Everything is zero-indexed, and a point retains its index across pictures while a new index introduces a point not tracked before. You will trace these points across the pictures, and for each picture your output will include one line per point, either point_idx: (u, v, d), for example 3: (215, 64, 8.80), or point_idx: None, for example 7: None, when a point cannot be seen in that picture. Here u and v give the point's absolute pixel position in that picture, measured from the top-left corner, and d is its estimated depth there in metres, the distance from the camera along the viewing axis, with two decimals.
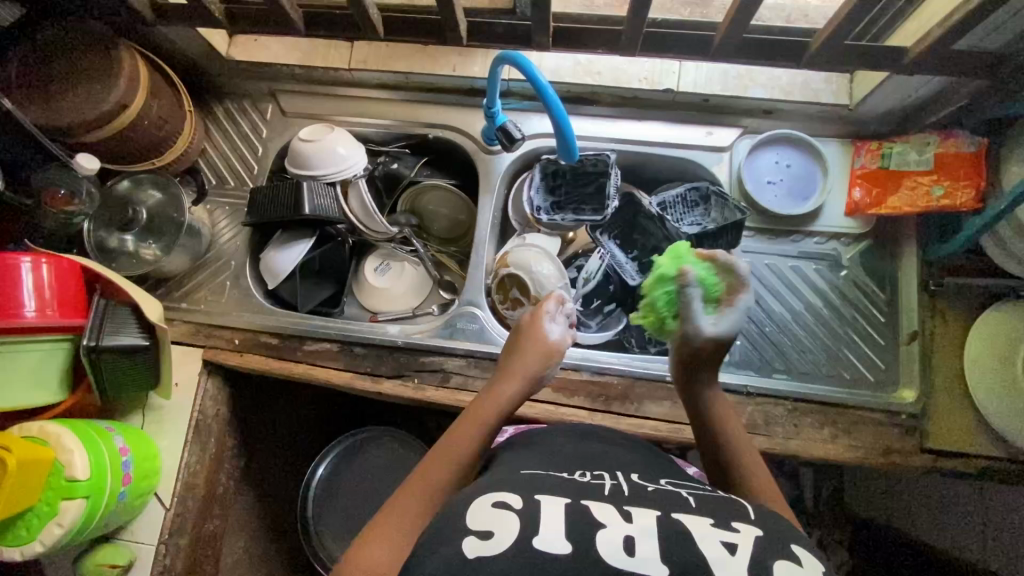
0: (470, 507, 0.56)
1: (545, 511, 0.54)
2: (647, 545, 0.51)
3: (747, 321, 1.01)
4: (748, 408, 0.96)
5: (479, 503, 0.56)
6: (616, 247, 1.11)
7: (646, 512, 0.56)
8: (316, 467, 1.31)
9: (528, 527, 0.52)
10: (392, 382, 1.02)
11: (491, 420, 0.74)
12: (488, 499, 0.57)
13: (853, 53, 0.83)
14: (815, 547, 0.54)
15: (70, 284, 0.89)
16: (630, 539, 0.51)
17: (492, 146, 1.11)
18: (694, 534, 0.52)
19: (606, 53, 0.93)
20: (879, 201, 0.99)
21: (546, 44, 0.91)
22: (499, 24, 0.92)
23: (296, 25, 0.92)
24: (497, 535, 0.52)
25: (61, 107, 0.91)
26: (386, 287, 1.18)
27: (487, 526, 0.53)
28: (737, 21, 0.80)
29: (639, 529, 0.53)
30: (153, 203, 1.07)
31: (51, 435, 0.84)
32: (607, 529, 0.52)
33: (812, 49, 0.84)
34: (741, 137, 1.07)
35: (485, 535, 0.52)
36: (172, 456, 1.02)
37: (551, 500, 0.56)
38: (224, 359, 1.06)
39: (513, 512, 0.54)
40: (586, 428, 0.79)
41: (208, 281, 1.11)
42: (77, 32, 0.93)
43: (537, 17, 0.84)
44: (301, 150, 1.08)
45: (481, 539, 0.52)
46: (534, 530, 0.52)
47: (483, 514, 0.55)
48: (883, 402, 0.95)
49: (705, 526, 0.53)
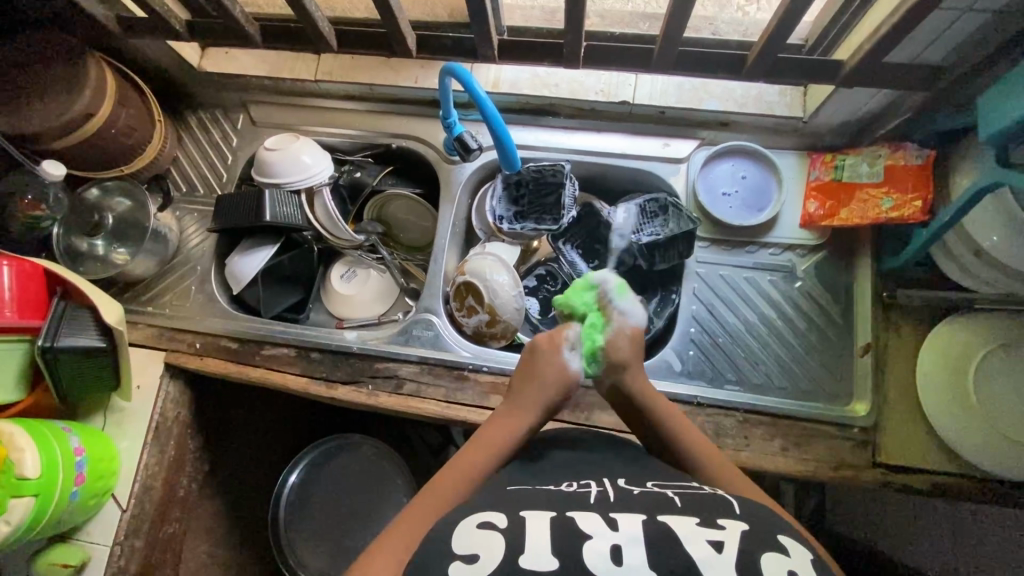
0: (454, 531, 0.56)
1: (531, 531, 0.54)
2: (634, 552, 0.51)
3: (699, 330, 1.02)
4: (698, 418, 0.95)
5: (465, 527, 0.57)
6: (577, 257, 1.14)
7: (634, 517, 0.56)
8: (288, 474, 1.31)
9: (515, 546, 0.53)
10: (346, 388, 1.03)
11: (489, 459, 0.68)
12: (473, 522, 0.57)
13: (794, 67, 0.87)
14: (802, 536, 0.54)
15: (30, 286, 0.92)
16: (617, 548, 0.52)
17: (453, 156, 1.13)
18: (682, 537, 0.52)
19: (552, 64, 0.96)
20: (833, 212, 0.99)
21: (491, 56, 0.95)
22: (446, 38, 0.96)
23: (252, 37, 0.95)
24: (482, 559, 0.52)
25: (28, 116, 0.94)
26: (351, 293, 1.20)
27: (473, 549, 0.53)
28: (673, 34, 0.84)
29: (624, 537, 0.53)
30: (121, 210, 1.10)
31: (4, 433, 0.86)
32: (593, 539, 0.53)
33: (750, 61, 0.88)
34: (698, 148, 1.08)
35: (471, 558, 0.53)
36: (130, 457, 1.03)
37: (537, 515, 0.57)
38: (184, 362, 1.07)
39: (500, 532, 0.55)
40: (554, 436, 0.80)
41: (175, 284, 1.14)
42: (48, 44, 0.97)
43: (481, 31, 0.88)
44: (267, 158, 1.10)
45: (467, 563, 0.52)
46: (520, 546, 0.53)
47: (471, 537, 0.55)
48: (833, 415, 0.94)
49: (692, 529, 0.53)
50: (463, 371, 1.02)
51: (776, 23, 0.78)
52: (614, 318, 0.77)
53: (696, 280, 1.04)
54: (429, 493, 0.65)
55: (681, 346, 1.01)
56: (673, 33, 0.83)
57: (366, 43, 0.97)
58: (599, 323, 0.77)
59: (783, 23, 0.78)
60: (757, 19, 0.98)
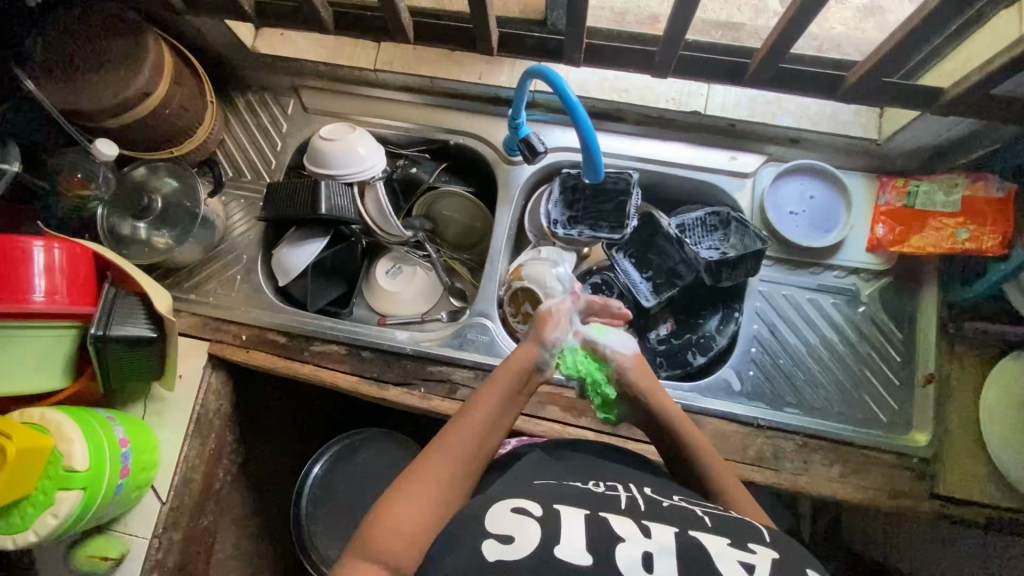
0: (486, 513, 0.56)
1: (566, 522, 0.54)
2: (665, 563, 0.50)
3: (761, 351, 1.00)
4: (756, 440, 0.95)
5: (496, 510, 0.56)
6: (630, 266, 1.11)
7: (666, 527, 0.55)
8: (311, 466, 1.29)
9: (551, 535, 0.52)
10: (398, 390, 1.01)
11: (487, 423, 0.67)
12: (506, 506, 0.56)
13: (890, 91, 0.85)
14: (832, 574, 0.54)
15: (80, 269, 0.87)
16: (648, 556, 0.51)
17: (514, 156, 1.10)
18: (712, 552, 0.52)
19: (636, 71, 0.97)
20: (901, 239, 0.98)
21: (578, 60, 0.95)
22: (529, 37, 0.96)
23: (324, 23, 0.90)
24: (518, 540, 0.52)
25: (83, 91, 0.89)
26: (396, 290, 1.18)
27: (508, 531, 0.53)
28: (781, 48, 0.81)
29: (657, 546, 0.52)
30: (168, 191, 1.06)
31: (51, 423, 0.84)
32: (628, 543, 0.52)
33: (851, 83, 0.86)
34: (765, 164, 1.06)
35: (506, 539, 0.52)
36: (171, 447, 1.01)
37: (571, 510, 0.56)
38: (229, 354, 1.04)
39: (534, 521, 0.54)
40: (622, 457, 0.78)
41: (219, 273, 1.10)
42: (106, 15, 0.91)
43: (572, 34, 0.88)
44: (323, 149, 1.07)
45: (502, 543, 0.52)
46: (556, 537, 0.52)
47: (503, 519, 0.54)
48: (892, 444, 0.94)
49: (725, 549, 0.53)
50: None
51: (894, 46, 0.77)
52: (610, 359, 0.81)
53: (759, 298, 1.02)
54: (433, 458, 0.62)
55: (741, 366, 1.00)
56: (779, 47, 0.82)
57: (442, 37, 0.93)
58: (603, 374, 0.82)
59: (900, 45, 0.76)
60: (831, 33, 0.96)
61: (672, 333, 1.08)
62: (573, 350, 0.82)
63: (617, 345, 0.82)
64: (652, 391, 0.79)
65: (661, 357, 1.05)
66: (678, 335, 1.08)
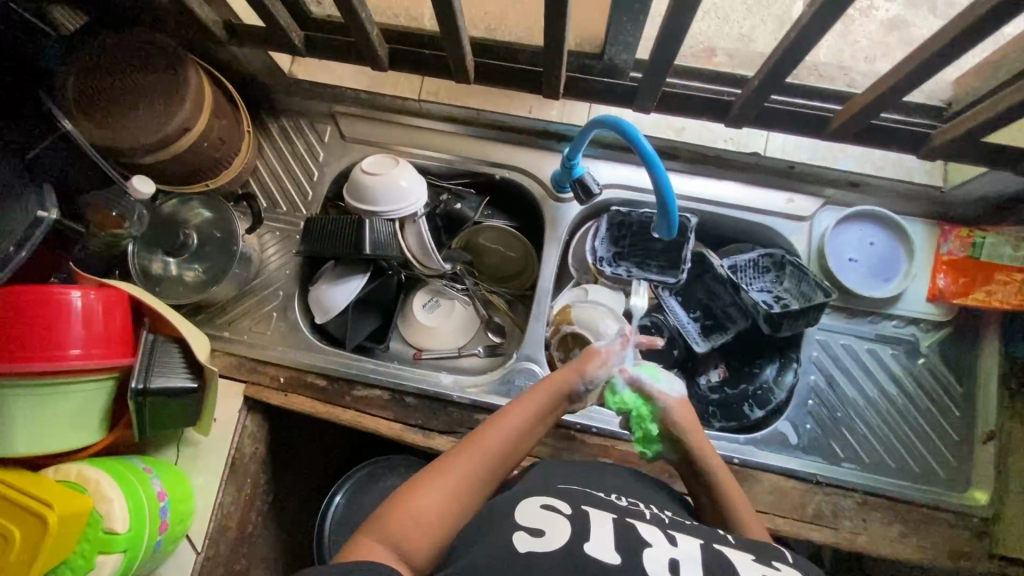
0: (517, 506, 0.62)
1: (594, 525, 0.59)
2: (690, 569, 0.54)
3: (817, 403, 0.98)
4: (815, 497, 0.92)
5: (528, 506, 0.62)
6: (677, 306, 1.07)
7: (691, 539, 0.59)
8: (334, 494, 1.17)
9: (581, 533, 0.57)
10: (444, 439, 0.97)
11: (516, 440, 0.69)
12: (536, 502, 0.62)
13: (981, 149, 0.81)
14: None
15: (117, 317, 0.82)
16: (675, 561, 0.55)
17: (563, 194, 1.06)
18: (737, 564, 0.56)
19: (710, 119, 0.96)
20: (966, 290, 0.96)
21: (647, 109, 0.96)
22: (597, 82, 0.95)
23: (380, 59, 0.87)
24: (546, 533, 0.57)
25: (120, 127, 0.83)
26: (432, 324, 1.15)
27: (538, 524, 0.58)
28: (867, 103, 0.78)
29: (683, 554, 0.56)
30: (200, 222, 1.01)
31: (90, 481, 0.80)
32: (654, 548, 0.56)
33: (935, 141, 0.83)
34: (824, 207, 1.03)
35: (536, 532, 0.57)
36: (206, 496, 0.97)
37: (599, 513, 0.62)
38: (266, 397, 1.00)
39: (564, 518, 0.59)
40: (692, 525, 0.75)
41: (254, 309, 1.06)
42: (144, 44, 0.86)
43: (650, 81, 0.87)
44: (364, 183, 1.01)
45: (530, 535, 0.57)
46: (585, 534, 0.57)
47: (534, 515, 0.60)
48: (951, 502, 0.92)
49: (748, 564, 0.57)
50: (571, 430, 0.97)
51: (999, 108, 0.73)
52: (658, 399, 0.81)
53: (816, 347, 1.01)
54: (454, 459, 0.64)
55: (798, 418, 0.98)
56: (869, 104, 0.78)
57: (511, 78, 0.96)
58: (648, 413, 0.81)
59: (1002, 106, 0.73)
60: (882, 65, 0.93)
61: (724, 380, 1.05)
62: (616, 388, 0.82)
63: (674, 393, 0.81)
64: (692, 427, 0.81)
65: (714, 407, 1.01)
66: (732, 384, 1.04)
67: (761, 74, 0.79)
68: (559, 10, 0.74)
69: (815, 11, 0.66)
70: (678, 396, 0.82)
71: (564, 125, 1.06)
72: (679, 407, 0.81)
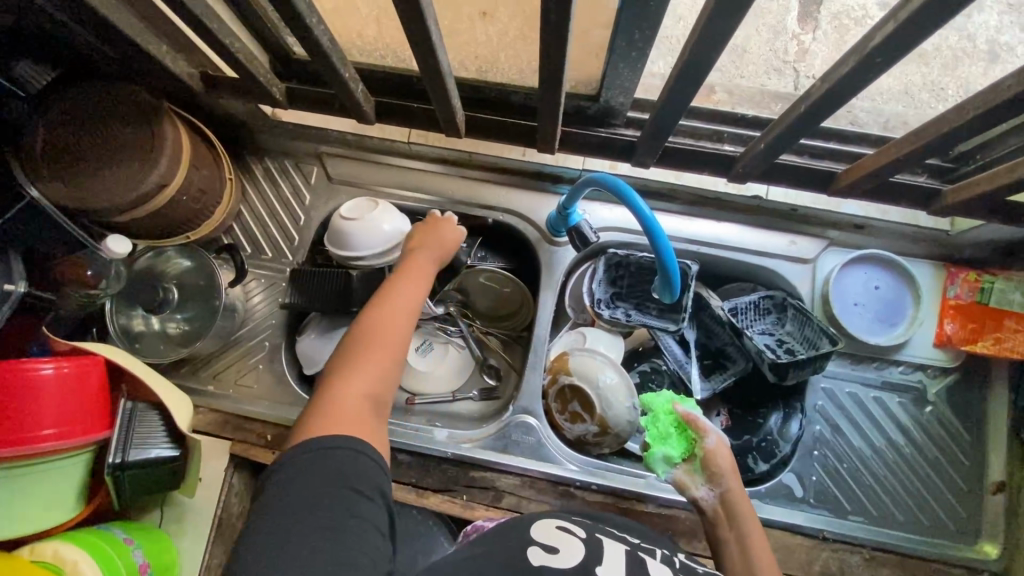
0: (538, 521, 0.67)
1: (606, 554, 0.63)
2: None
3: (823, 453, 0.96)
4: (823, 554, 0.89)
5: (546, 525, 0.66)
6: (673, 344, 1.02)
7: None
8: None
9: (592, 558, 0.61)
10: (439, 497, 0.94)
11: (402, 321, 0.77)
12: (553, 524, 0.66)
13: (996, 207, 0.79)
14: None
15: (93, 388, 0.78)
16: None
17: (559, 237, 1.03)
18: None
19: (712, 173, 0.94)
20: (974, 336, 0.94)
21: (646, 163, 0.93)
22: (594, 135, 0.93)
23: (367, 113, 0.86)
24: (562, 552, 0.61)
25: (91, 186, 0.79)
26: (424, 369, 1.07)
27: (555, 542, 0.62)
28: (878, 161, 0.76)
29: None
30: (179, 273, 0.97)
31: (67, 561, 0.75)
32: None
33: (949, 199, 0.81)
34: (828, 249, 1.00)
35: (553, 549, 0.62)
36: (192, 560, 0.92)
37: (613, 545, 0.66)
38: (254, 456, 0.95)
39: (580, 542, 0.64)
40: None
41: (240, 361, 1.02)
42: (115, 98, 0.81)
43: (651, 138, 0.85)
44: (344, 230, 0.94)
45: (547, 551, 0.61)
46: (597, 560, 0.61)
47: (552, 534, 0.64)
48: (964, 557, 0.89)
49: None
50: (570, 488, 0.94)
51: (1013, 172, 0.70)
52: (701, 430, 0.82)
53: (821, 395, 0.98)
54: (360, 349, 0.72)
55: (803, 469, 0.95)
56: (881, 164, 0.76)
57: (500, 133, 0.95)
58: (686, 435, 0.83)
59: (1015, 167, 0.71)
60: (900, 111, 1.01)
61: (727, 428, 1.01)
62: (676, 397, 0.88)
63: (718, 430, 0.83)
64: (731, 474, 0.79)
65: None
66: (734, 433, 1.01)
67: (771, 138, 0.77)
68: (557, 73, 0.71)
69: (831, 86, 0.63)
70: (724, 448, 0.81)
71: (559, 168, 1.04)
72: (723, 451, 0.81)
